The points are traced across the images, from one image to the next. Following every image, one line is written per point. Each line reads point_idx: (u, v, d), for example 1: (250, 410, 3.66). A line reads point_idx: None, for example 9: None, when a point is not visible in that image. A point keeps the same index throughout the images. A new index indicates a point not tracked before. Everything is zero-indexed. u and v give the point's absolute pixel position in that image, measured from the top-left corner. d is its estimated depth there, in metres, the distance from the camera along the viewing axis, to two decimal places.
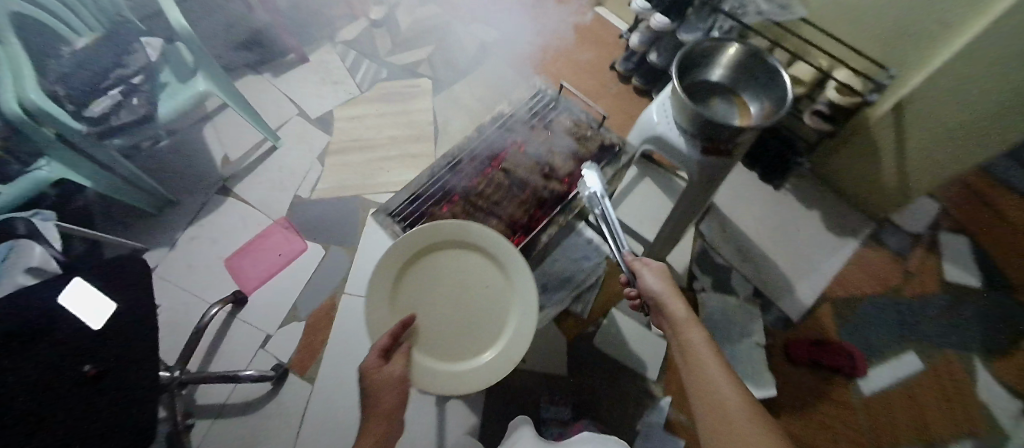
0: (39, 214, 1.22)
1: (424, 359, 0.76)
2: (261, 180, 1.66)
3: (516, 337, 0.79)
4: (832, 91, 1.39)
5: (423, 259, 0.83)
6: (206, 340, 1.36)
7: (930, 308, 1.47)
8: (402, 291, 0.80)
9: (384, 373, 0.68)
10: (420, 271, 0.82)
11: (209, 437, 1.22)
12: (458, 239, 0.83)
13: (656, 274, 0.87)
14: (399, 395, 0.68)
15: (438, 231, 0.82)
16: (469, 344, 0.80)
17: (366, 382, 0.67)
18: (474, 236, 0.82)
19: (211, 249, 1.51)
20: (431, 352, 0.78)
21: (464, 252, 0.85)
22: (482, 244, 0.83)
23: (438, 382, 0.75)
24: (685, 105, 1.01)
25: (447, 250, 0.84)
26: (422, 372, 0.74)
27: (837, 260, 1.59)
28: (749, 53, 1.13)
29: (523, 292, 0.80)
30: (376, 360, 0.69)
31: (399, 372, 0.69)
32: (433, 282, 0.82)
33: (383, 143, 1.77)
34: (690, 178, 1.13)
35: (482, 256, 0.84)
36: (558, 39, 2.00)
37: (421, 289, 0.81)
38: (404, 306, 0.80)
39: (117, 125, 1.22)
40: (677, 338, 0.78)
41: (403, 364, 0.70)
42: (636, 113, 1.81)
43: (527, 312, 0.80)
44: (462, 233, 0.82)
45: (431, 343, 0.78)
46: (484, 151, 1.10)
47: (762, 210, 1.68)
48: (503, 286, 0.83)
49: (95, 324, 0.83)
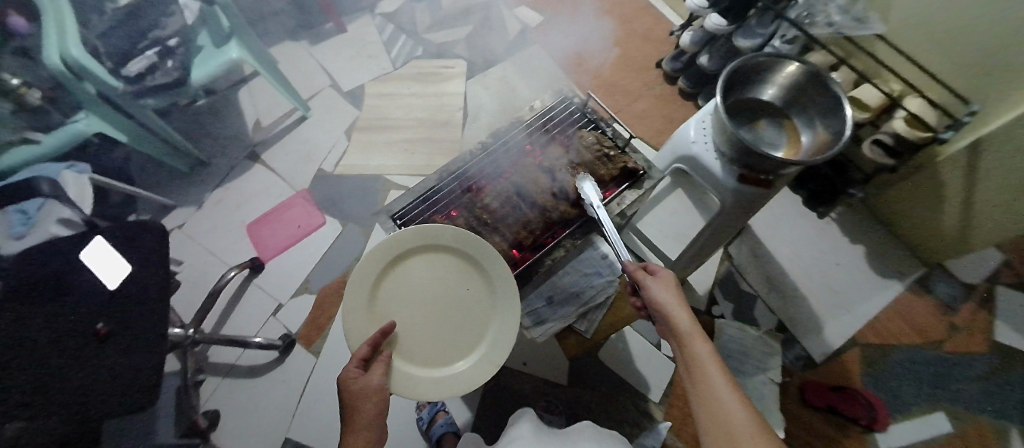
0: (74, 167, 1.32)
1: (404, 366, 0.76)
2: (289, 150, 1.71)
3: (495, 346, 0.79)
4: (900, 120, 1.24)
5: (402, 265, 0.80)
6: (223, 301, 1.48)
7: (972, 369, 1.34)
8: (380, 298, 0.78)
9: (361, 382, 0.70)
10: (398, 277, 0.80)
11: (218, 391, 1.38)
12: (439, 243, 0.80)
13: (662, 286, 0.78)
14: (376, 404, 0.69)
15: (416, 237, 0.79)
16: (449, 350, 0.79)
17: (344, 390, 0.69)
18: (456, 240, 0.80)
19: (237, 214, 1.60)
20: (410, 357, 0.78)
21: (446, 257, 0.82)
22: (464, 249, 0.80)
23: (417, 390, 0.75)
24: (726, 128, 0.93)
25: (428, 255, 0.81)
26: (402, 379, 0.75)
27: (878, 302, 1.46)
28: (808, 75, 1.03)
29: (505, 301, 0.79)
30: (355, 369, 0.70)
31: (377, 381, 0.70)
32: (412, 288, 0.80)
33: (411, 122, 1.75)
34: (723, 203, 1.06)
35: (465, 261, 0.82)
36: (603, 30, 1.89)
37: (400, 296, 0.79)
38: (382, 314, 0.78)
39: (151, 87, 1.36)
40: (683, 352, 0.72)
41: (381, 372, 0.71)
42: (676, 117, 1.70)
43: (507, 320, 0.79)
44: (443, 237, 0.80)
45: (411, 349, 0.78)
46: (495, 161, 1.02)
47: (801, 238, 1.56)
48: (486, 292, 0.82)
49: (110, 284, 1.02)
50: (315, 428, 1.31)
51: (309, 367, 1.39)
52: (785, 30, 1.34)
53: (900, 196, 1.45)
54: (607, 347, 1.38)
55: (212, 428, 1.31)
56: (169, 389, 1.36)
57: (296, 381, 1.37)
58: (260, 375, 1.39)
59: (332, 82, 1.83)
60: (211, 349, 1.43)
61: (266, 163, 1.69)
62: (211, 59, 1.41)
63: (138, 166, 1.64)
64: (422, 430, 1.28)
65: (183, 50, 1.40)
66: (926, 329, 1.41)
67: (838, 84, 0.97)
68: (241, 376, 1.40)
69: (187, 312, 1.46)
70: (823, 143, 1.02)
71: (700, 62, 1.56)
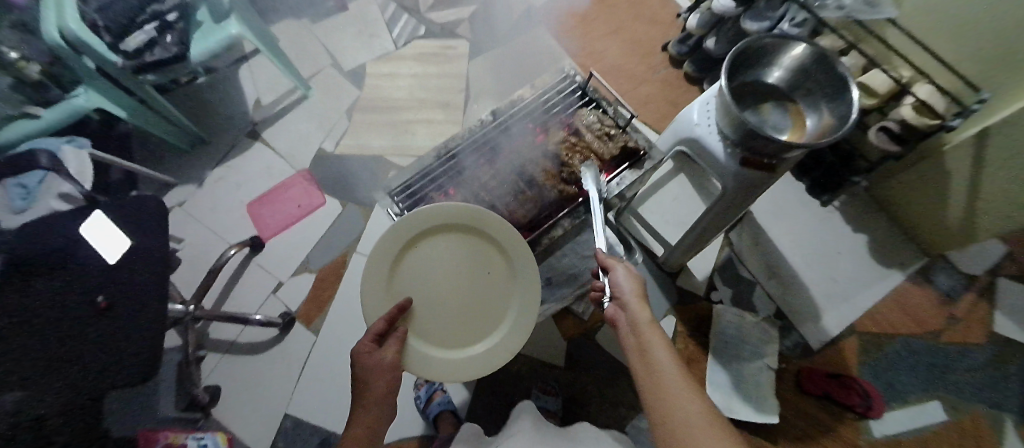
0: (74, 141, 1.31)
1: (419, 344, 0.77)
2: (290, 129, 1.70)
3: (512, 331, 0.79)
4: (908, 108, 1.22)
5: (420, 246, 0.81)
6: (223, 279, 1.48)
7: (969, 360, 1.35)
8: (398, 277, 0.79)
9: (376, 358, 0.70)
10: (418, 255, 0.80)
11: (219, 367, 1.39)
12: (458, 226, 0.81)
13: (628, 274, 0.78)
14: (389, 380, 0.70)
15: (437, 218, 0.79)
16: (465, 334, 0.80)
17: (357, 364, 0.69)
18: (477, 223, 0.80)
19: (236, 192, 1.60)
20: (425, 336, 0.78)
21: (464, 240, 0.82)
22: (484, 234, 0.81)
23: (431, 369, 0.76)
24: (731, 109, 0.91)
25: (446, 237, 0.81)
26: (416, 358, 0.76)
27: (879, 292, 1.45)
28: (815, 57, 1.00)
29: (524, 282, 0.80)
30: (369, 344, 0.71)
31: (391, 357, 0.71)
32: (430, 269, 0.80)
33: (412, 104, 1.73)
34: (724, 187, 1.05)
35: (484, 246, 0.82)
36: (608, 12, 1.85)
37: (418, 276, 0.80)
38: (399, 292, 0.79)
39: (150, 63, 1.33)
40: (634, 335, 0.68)
41: (395, 348, 0.72)
42: (681, 101, 1.67)
43: (525, 303, 0.80)
44: (462, 220, 0.80)
45: (427, 328, 0.79)
46: (499, 138, 1.01)
47: (803, 225, 1.55)
48: (503, 277, 0.82)
49: (111, 259, 1.03)
50: (314, 406, 1.33)
51: (308, 346, 1.40)
52: (794, 12, 1.31)
53: (906, 185, 1.44)
54: (604, 330, 1.38)
55: (213, 403, 1.33)
56: (170, 364, 1.37)
57: (296, 359, 1.39)
58: (260, 353, 1.41)
59: (333, 61, 1.81)
60: (212, 326, 1.44)
61: (267, 142, 1.68)
62: (212, 33, 1.39)
63: (138, 143, 1.64)
64: (420, 408, 1.29)
65: (182, 25, 1.39)
66: (925, 319, 1.40)
67: (846, 66, 0.95)
68: (241, 353, 1.41)
69: (188, 289, 1.47)
70: (827, 127, 1.00)
71: (706, 45, 1.54)
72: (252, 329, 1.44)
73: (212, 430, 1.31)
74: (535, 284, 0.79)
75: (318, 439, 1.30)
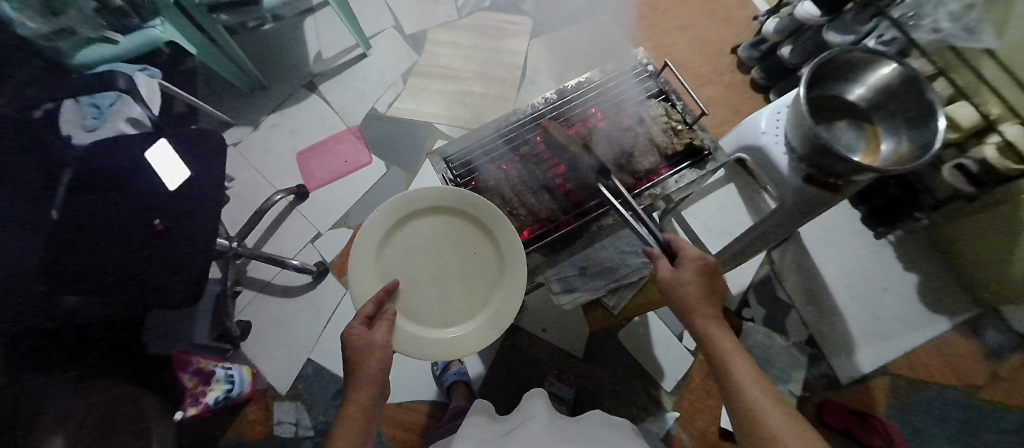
0: (147, 70, 1.37)
1: (408, 324, 0.77)
2: (346, 86, 1.73)
3: (500, 310, 0.77)
4: (992, 148, 1.15)
5: (411, 225, 0.80)
6: (267, 221, 1.54)
7: (1007, 422, 1.27)
8: (387, 256, 0.78)
9: (366, 338, 0.72)
10: (404, 236, 0.79)
11: (252, 304, 1.46)
12: (446, 205, 0.79)
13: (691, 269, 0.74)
14: (381, 360, 0.71)
15: (425, 197, 0.78)
16: (453, 312, 0.79)
17: (350, 344, 0.71)
18: (465, 201, 0.78)
19: (288, 141, 1.65)
20: (415, 316, 0.78)
21: (453, 220, 0.80)
22: (473, 214, 0.78)
23: (420, 348, 0.75)
24: (804, 121, 0.87)
25: (432, 218, 0.80)
26: (406, 336, 0.75)
27: (921, 336, 1.38)
28: (904, 78, 0.95)
29: (513, 264, 0.77)
30: (360, 326, 0.72)
31: (380, 338, 0.72)
32: (420, 248, 0.79)
33: (467, 76, 1.72)
34: (780, 203, 1.02)
35: (474, 226, 0.80)
36: (680, 7, 1.78)
37: (407, 256, 0.79)
38: (387, 271, 0.78)
39: (228, 2, 1.35)
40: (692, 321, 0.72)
41: (385, 330, 0.72)
42: (742, 108, 1.62)
43: (512, 285, 0.77)
44: (450, 200, 0.78)
45: (416, 308, 0.78)
46: (552, 123, 1.00)
47: (852, 254, 1.48)
48: (491, 257, 0.80)
49: (171, 186, 1.06)
50: (336, 355, 1.39)
51: (337, 297, 1.45)
52: (884, 29, 1.23)
53: (971, 230, 1.35)
54: (629, 328, 1.37)
55: (242, 337, 1.39)
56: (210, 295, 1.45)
57: (324, 308, 1.44)
58: (292, 297, 1.46)
59: (395, 24, 1.82)
60: (251, 265, 1.50)
61: (323, 95, 1.72)
62: None
63: (202, 80, 1.70)
64: (436, 375, 1.33)
65: None
66: (966, 372, 1.33)
67: (937, 93, 0.90)
68: (275, 295, 1.47)
69: (234, 226, 1.53)
70: (904, 156, 0.96)
71: (781, 53, 1.47)
72: (288, 273, 1.49)
73: (239, 363, 1.37)
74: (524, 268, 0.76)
75: (335, 388, 1.35)
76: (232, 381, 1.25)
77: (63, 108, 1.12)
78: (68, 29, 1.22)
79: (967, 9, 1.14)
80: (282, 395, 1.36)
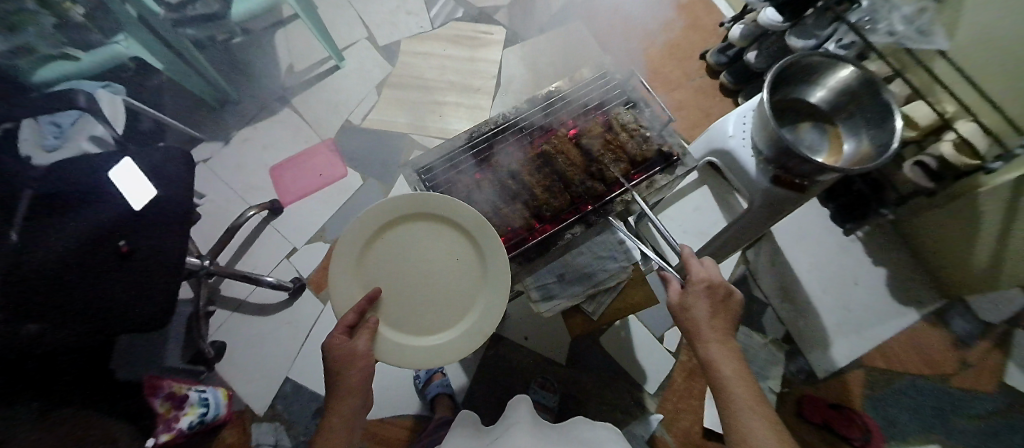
0: (111, 87, 1.34)
1: (390, 333, 0.76)
2: (320, 98, 1.71)
3: (484, 317, 0.77)
4: (949, 143, 1.19)
5: (391, 232, 0.78)
6: (239, 239, 1.50)
7: (977, 406, 1.31)
8: (368, 264, 0.77)
9: (347, 348, 0.72)
10: (386, 243, 0.78)
11: (227, 324, 1.42)
12: (428, 210, 0.78)
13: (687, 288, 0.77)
14: (362, 370, 0.72)
15: (404, 203, 0.76)
16: (438, 319, 0.78)
17: (332, 355, 0.72)
18: (447, 207, 0.77)
19: (262, 155, 1.62)
20: (398, 324, 0.77)
21: (436, 225, 0.79)
22: (456, 218, 0.77)
23: (403, 356, 0.75)
24: (768, 123, 0.90)
25: (413, 224, 0.79)
26: (387, 346, 0.75)
27: (892, 328, 1.42)
28: (861, 81, 0.99)
29: (497, 271, 0.77)
30: (341, 336, 0.72)
31: (362, 347, 0.72)
32: (401, 255, 0.78)
33: (442, 86, 1.72)
34: (751, 204, 1.03)
35: (457, 231, 0.79)
36: (650, 14, 1.82)
37: (389, 263, 0.77)
38: (368, 279, 0.77)
39: (191, 17, 1.40)
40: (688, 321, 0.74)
41: (366, 339, 0.72)
42: (713, 112, 1.65)
43: (496, 291, 0.77)
44: (431, 205, 0.77)
45: (399, 316, 0.77)
46: (525, 131, 1.01)
47: (823, 251, 1.52)
48: (475, 262, 0.79)
49: (137, 207, 1.03)
50: (316, 371, 1.36)
51: (316, 313, 1.42)
52: (842, 34, 1.29)
53: (933, 224, 1.40)
54: (611, 333, 1.38)
55: (218, 358, 1.36)
56: (182, 315, 1.42)
57: (302, 324, 1.41)
58: (268, 314, 1.43)
59: (368, 35, 1.81)
60: (225, 283, 1.47)
61: (296, 108, 1.69)
62: None
63: (170, 96, 1.65)
64: (418, 388, 1.31)
65: None
66: (937, 360, 1.37)
67: (892, 94, 0.94)
68: (250, 313, 1.43)
69: (206, 244, 1.49)
70: (865, 155, 1.00)
71: (747, 58, 1.51)
72: (262, 291, 1.46)
73: (215, 385, 1.34)
74: (508, 274, 0.76)
75: (315, 405, 1.32)
76: (207, 405, 1.23)
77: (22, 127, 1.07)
78: (25, 45, 1.17)
79: (920, 12, 1.20)
80: (261, 416, 1.32)
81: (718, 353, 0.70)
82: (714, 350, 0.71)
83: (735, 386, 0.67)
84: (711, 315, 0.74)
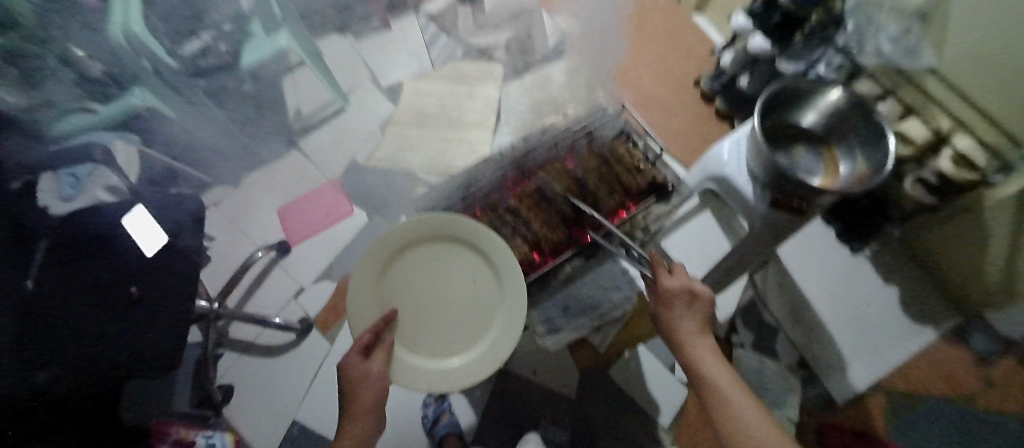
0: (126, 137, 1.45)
1: (407, 355, 0.76)
2: (327, 141, 1.78)
3: (501, 339, 0.77)
4: (947, 159, 1.24)
5: (409, 254, 0.79)
6: (246, 280, 1.51)
7: (1006, 429, 1.26)
8: (386, 285, 0.77)
9: (362, 370, 0.70)
10: (405, 264, 0.79)
11: (235, 366, 1.42)
12: (446, 232, 0.79)
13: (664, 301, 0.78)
14: (377, 391, 0.70)
15: (423, 225, 0.77)
16: (456, 341, 0.79)
17: (345, 377, 0.70)
18: (465, 229, 0.77)
19: (271, 198, 1.69)
20: (415, 346, 0.78)
21: (454, 247, 0.80)
22: (474, 240, 0.78)
23: (418, 380, 0.74)
24: (760, 148, 0.91)
25: (431, 246, 0.80)
26: (404, 367, 0.75)
27: (910, 349, 1.39)
28: (851, 101, 1.03)
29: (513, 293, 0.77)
30: (356, 357, 0.70)
31: (377, 368, 0.70)
32: (420, 276, 0.79)
33: (443, 122, 1.77)
34: (753, 227, 1.03)
35: (474, 253, 0.80)
36: (642, 46, 1.88)
37: (407, 284, 0.79)
38: (385, 300, 0.77)
39: (205, 67, 1.45)
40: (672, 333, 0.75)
41: (382, 360, 0.71)
42: (709, 136, 1.68)
43: (513, 313, 0.77)
44: (449, 227, 0.78)
45: (416, 338, 0.78)
46: (521, 166, 1.03)
47: (832, 271, 1.50)
48: (492, 284, 0.80)
49: (148, 252, 1.05)
50: (324, 412, 1.35)
51: (323, 352, 1.42)
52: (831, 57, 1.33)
53: (938, 242, 1.40)
54: (621, 364, 1.35)
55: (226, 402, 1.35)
56: (191, 358, 1.42)
57: (310, 364, 1.41)
58: (276, 355, 1.43)
59: (371, 77, 1.88)
60: (233, 325, 1.47)
61: (304, 152, 1.79)
62: (262, 45, 1.51)
63: None
64: (427, 428, 1.28)
65: (237, 34, 1.49)
66: (959, 381, 1.33)
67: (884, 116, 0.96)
68: (258, 355, 1.43)
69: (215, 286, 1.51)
70: (862, 175, 1.00)
71: (740, 83, 1.56)
72: (270, 332, 1.46)
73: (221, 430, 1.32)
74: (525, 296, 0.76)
75: None
76: None
77: (41, 182, 1.18)
78: None
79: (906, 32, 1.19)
80: None
81: (700, 357, 0.71)
82: (699, 358, 0.71)
83: (726, 388, 0.66)
84: (698, 329, 0.74)
